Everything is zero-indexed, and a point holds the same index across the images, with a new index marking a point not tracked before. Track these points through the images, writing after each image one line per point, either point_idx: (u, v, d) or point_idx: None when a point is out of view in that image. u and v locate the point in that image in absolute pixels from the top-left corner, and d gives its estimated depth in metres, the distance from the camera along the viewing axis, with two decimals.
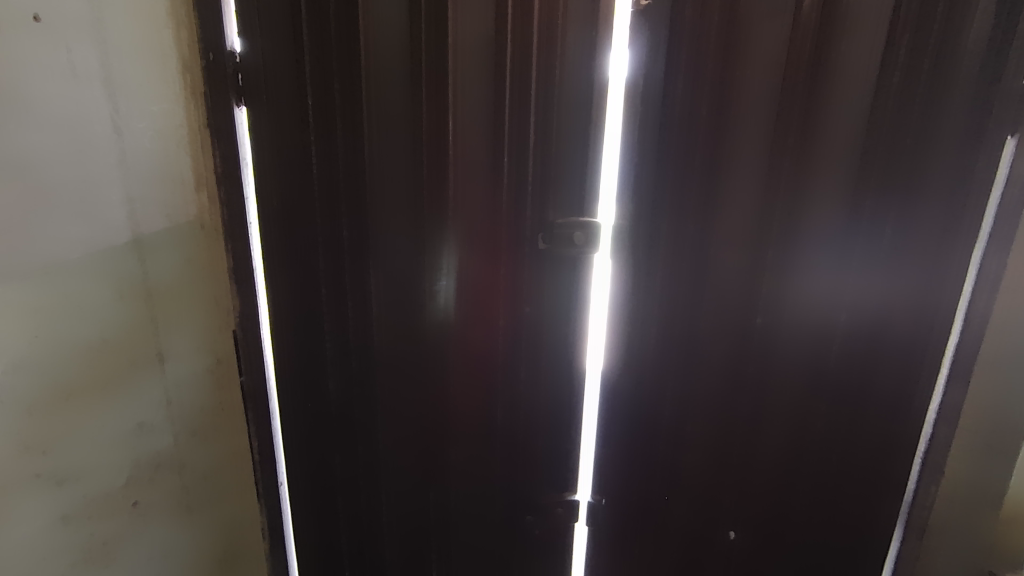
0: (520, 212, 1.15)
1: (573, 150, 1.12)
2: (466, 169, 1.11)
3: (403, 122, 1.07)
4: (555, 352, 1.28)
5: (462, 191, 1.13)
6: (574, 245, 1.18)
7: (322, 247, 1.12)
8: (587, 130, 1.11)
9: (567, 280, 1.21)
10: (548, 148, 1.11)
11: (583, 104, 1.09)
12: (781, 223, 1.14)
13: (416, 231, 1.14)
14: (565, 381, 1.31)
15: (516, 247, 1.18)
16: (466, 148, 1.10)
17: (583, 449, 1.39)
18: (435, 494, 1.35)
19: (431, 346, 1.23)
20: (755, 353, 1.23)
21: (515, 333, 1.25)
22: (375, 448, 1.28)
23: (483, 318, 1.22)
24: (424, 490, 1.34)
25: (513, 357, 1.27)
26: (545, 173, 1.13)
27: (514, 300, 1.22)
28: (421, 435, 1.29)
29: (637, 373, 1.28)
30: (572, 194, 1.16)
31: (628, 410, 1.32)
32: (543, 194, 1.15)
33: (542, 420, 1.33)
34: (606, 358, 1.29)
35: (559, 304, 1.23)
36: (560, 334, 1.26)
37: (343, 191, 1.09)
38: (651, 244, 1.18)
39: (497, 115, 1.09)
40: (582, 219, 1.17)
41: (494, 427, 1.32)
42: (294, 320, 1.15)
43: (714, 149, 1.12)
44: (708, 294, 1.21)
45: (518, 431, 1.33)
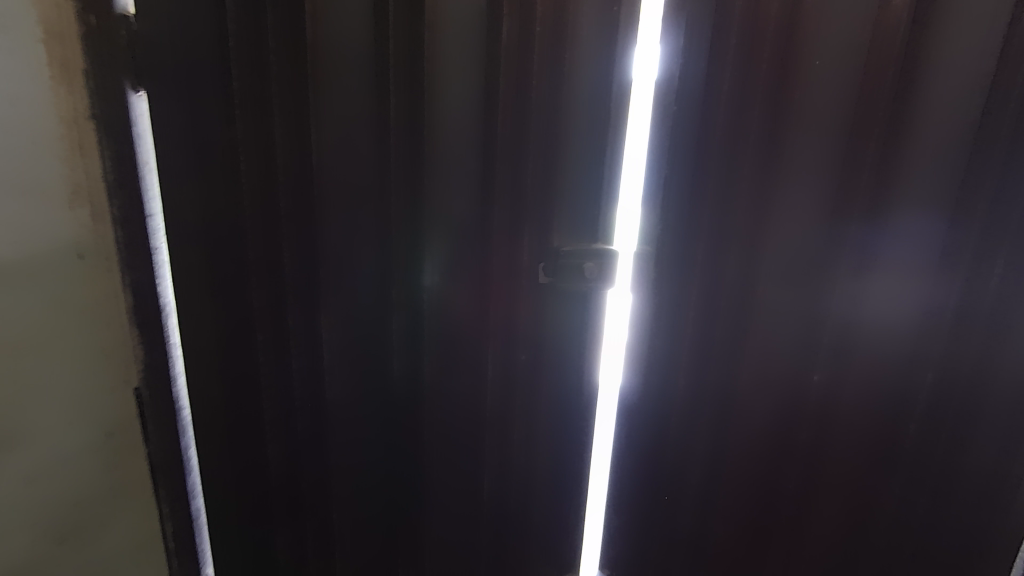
0: (516, 237, 0.90)
1: (582, 160, 0.88)
2: (445, 184, 0.86)
3: (364, 120, 0.82)
4: (556, 409, 1.02)
5: (442, 213, 0.88)
6: (583, 279, 0.92)
7: (256, 280, 0.85)
8: (602, 134, 0.86)
9: (574, 323, 0.96)
10: (553, 157, 0.87)
11: (597, 101, 0.84)
12: (849, 259, 0.88)
13: (382, 259, 0.88)
14: (568, 445, 1.05)
15: (509, 281, 0.93)
16: (445, 159, 0.85)
17: (588, 524, 1.13)
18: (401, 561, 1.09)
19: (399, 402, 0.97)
20: (805, 415, 0.98)
21: (508, 386, 1.00)
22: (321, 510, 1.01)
23: (467, 365, 0.97)
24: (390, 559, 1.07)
25: (504, 414, 1.02)
26: (547, 188, 0.89)
27: (506, 345, 0.97)
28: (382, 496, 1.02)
29: (658, 436, 1.03)
30: (580, 214, 0.91)
31: (645, 480, 1.07)
32: (545, 214, 0.90)
33: (538, 491, 1.08)
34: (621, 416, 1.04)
35: (563, 352, 0.98)
36: (561, 388, 1.01)
37: (283, 207, 0.83)
38: (680, 278, 0.93)
39: (488, 116, 0.84)
40: (595, 247, 0.91)
41: (479, 498, 1.06)
42: (221, 372, 0.89)
43: (767, 164, 0.87)
44: (749, 343, 0.96)
45: (508, 503, 1.08)
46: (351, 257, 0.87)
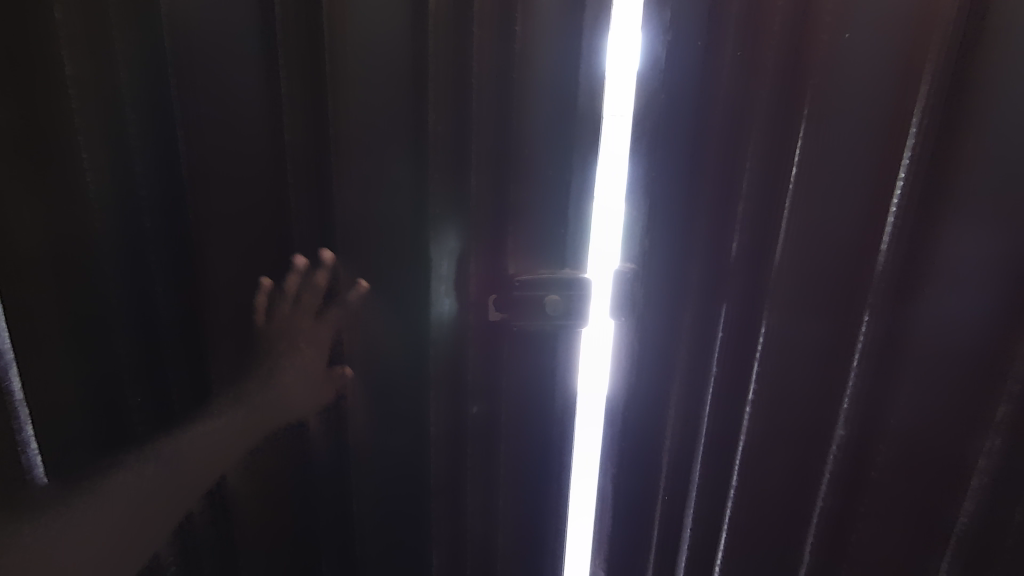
0: (462, 262, 0.71)
1: (540, 164, 0.68)
2: (362, 198, 0.67)
3: (251, 116, 0.64)
4: (519, 471, 0.83)
5: (361, 234, 0.69)
6: (547, 315, 0.72)
7: (119, 321, 0.66)
8: (565, 131, 0.67)
9: (539, 369, 0.76)
10: (502, 161, 0.68)
11: (557, 88, 0.65)
12: (879, 289, 0.70)
13: (286, 291, 0.70)
14: (535, 513, 0.86)
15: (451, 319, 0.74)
16: (359, 167, 0.66)
17: None
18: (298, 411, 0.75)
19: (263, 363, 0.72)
20: (827, 477, 0.79)
21: (459, 445, 0.80)
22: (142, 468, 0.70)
23: (402, 420, 0.78)
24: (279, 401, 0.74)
25: (453, 477, 0.82)
26: (495, 202, 0.70)
27: (451, 396, 0.77)
28: (257, 419, 0.74)
29: (644, 502, 0.84)
30: (540, 233, 0.71)
31: (628, 552, 0.88)
32: (495, 235, 0.71)
33: (501, 565, 0.89)
34: (602, 476, 0.85)
35: (528, 403, 0.78)
36: (523, 446, 0.81)
37: (149, 228, 0.65)
38: (668, 312, 0.74)
39: (414, 112, 0.65)
40: (563, 277, 0.72)
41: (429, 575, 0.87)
42: (79, 440, 0.67)
43: (778, 171, 0.67)
44: (757, 395, 0.76)
45: None
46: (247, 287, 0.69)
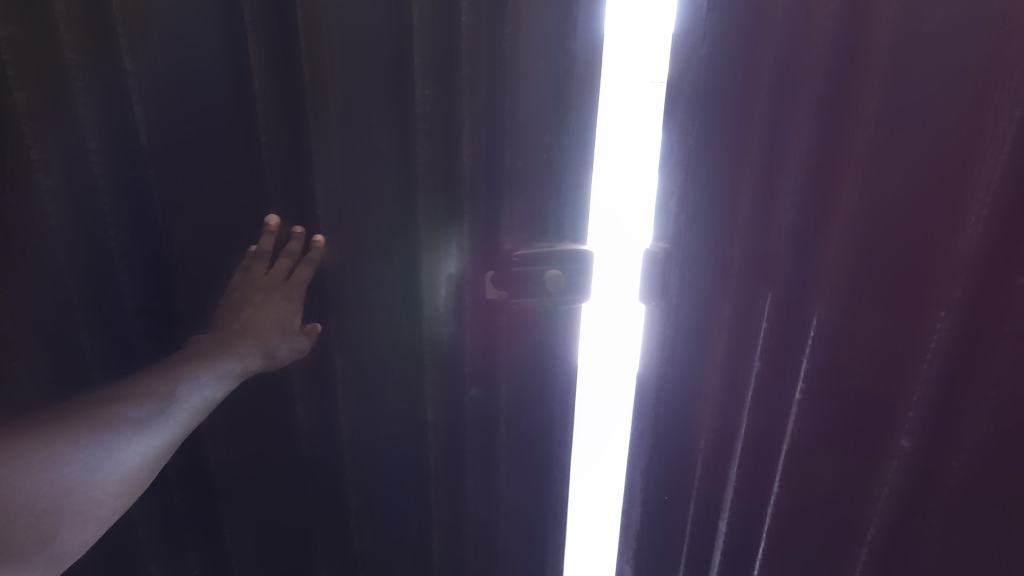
0: (455, 239, 0.67)
1: (535, 124, 0.63)
2: (343, 170, 0.61)
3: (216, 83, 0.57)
4: (518, 452, 0.80)
5: (343, 210, 0.63)
6: (549, 291, 0.68)
7: (86, 301, 0.63)
8: (561, 90, 0.62)
9: (540, 348, 0.73)
10: (495, 123, 0.62)
11: (551, 41, 0.60)
12: (964, 279, 0.59)
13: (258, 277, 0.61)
14: (537, 495, 0.83)
15: (445, 297, 0.69)
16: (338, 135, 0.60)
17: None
18: (274, 344, 0.60)
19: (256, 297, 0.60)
20: (884, 491, 0.70)
21: (456, 430, 0.77)
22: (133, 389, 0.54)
23: (394, 406, 0.73)
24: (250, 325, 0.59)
25: (450, 462, 0.79)
26: (488, 169, 0.64)
27: (447, 377, 0.73)
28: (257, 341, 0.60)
29: (673, 484, 0.83)
30: (539, 203, 0.66)
31: (655, 528, 0.86)
32: (490, 206, 0.66)
33: (502, 546, 0.87)
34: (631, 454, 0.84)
35: (527, 384, 0.75)
36: (523, 427, 0.78)
37: (106, 205, 0.60)
38: (699, 291, 0.71)
39: (395, 69, 0.59)
40: (563, 252, 0.68)
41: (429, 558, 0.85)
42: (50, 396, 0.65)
43: (822, 135, 0.61)
44: (801, 388, 0.70)
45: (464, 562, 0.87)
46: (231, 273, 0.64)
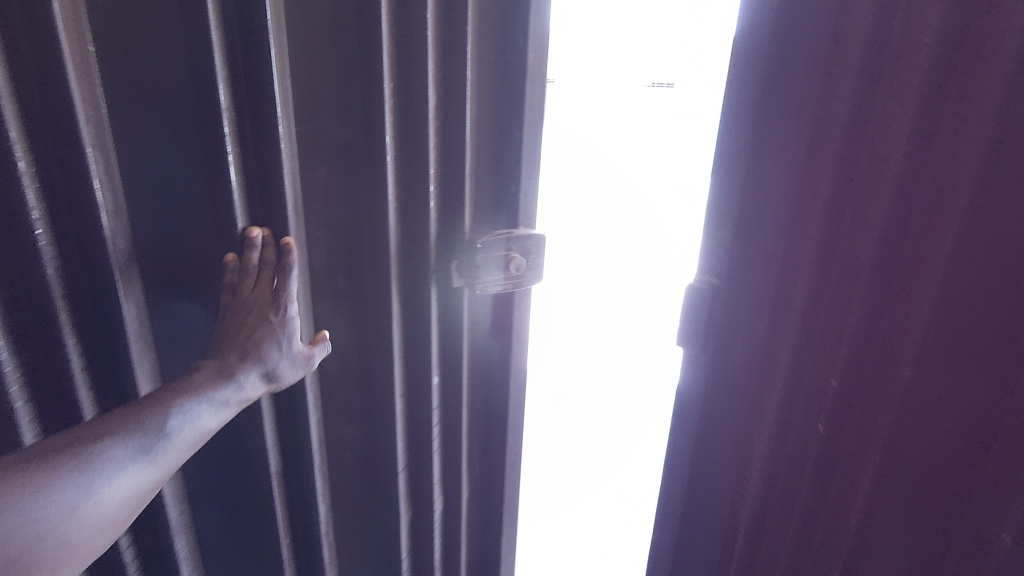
0: (416, 231, 0.67)
1: (487, 113, 0.68)
2: (306, 160, 0.61)
3: (170, 74, 0.52)
4: (474, 422, 0.85)
5: (308, 202, 0.62)
6: (509, 274, 0.72)
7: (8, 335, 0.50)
8: (515, 81, 0.66)
9: (495, 324, 0.77)
10: (455, 113, 0.64)
11: (499, 36, 0.65)
12: None
13: (251, 295, 0.56)
14: (490, 462, 0.89)
15: (409, 286, 0.71)
16: (303, 125, 0.59)
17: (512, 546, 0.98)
18: (274, 359, 0.57)
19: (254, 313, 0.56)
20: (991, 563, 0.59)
21: (417, 416, 0.78)
22: (126, 413, 0.47)
23: (357, 393, 0.75)
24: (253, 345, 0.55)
25: (412, 447, 0.81)
26: (446, 158, 0.67)
27: (408, 363, 0.75)
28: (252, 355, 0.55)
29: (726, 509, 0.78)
30: (491, 188, 0.71)
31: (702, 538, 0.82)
32: (450, 193, 0.68)
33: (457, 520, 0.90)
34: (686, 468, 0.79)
35: (480, 359, 0.80)
36: (478, 397, 0.83)
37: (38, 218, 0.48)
38: (768, 311, 0.66)
39: (357, 58, 0.59)
40: (520, 237, 0.72)
41: (390, 548, 0.85)
42: None
43: (892, 135, 0.55)
44: (882, 417, 0.63)
45: (423, 545, 0.88)
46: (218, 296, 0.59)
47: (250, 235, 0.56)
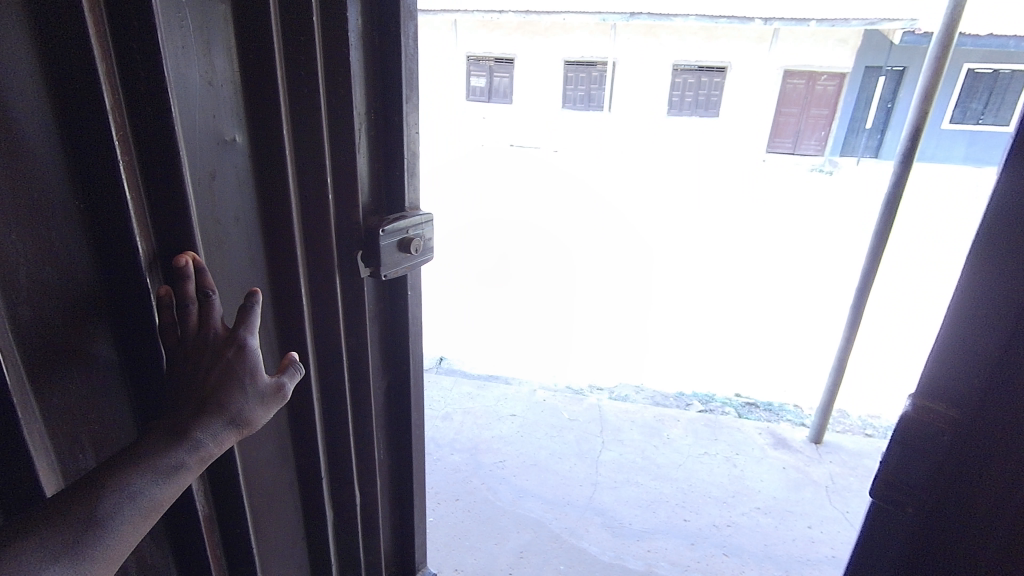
0: (312, 221, 0.66)
1: (371, 95, 0.70)
2: (198, 160, 0.55)
3: (47, 92, 0.45)
4: (380, 409, 0.86)
5: (206, 214, 0.57)
6: (409, 257, 0.74)
7: None
8: (390, 69, 0.69)
9: (387, 301, 0.80)
10: (341, 95, 0.64)
11: (371, 22, 0.68)
12: None
13: (197, 336, 0.52)
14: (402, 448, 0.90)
15: (312, 281, 0.68)
16: (189, 122, 0.53)
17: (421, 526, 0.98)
18: (239, 405, 0.53)
19: (209, 351, 0.52)
20: None
21: (331, 409, 0.75)
22: (60, 496, 0.44)
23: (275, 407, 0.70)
24: (209, 394, 0.51)
25: (330, 452, 0.78)
26: (337, 142, 0.66)
27: (320, 366, 0.73)
28: (211, 403, 0.51)
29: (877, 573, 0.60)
30: (378, 170, 0.73)
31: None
32: (344, 180, 0.67)
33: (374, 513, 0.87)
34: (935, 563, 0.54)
35: (380, 338, 0.82)
36: (381, 384, 0.84)
37: None
38: (994, 357, 0.49)
39: (237, 41, 0.56)
40: (413, 217, 0.74)
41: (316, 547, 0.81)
42: None
43: None
44: None
45: (344, 543, 0.84)
46: (149, 343, 0.53)
47: (179, 263, 0.51)
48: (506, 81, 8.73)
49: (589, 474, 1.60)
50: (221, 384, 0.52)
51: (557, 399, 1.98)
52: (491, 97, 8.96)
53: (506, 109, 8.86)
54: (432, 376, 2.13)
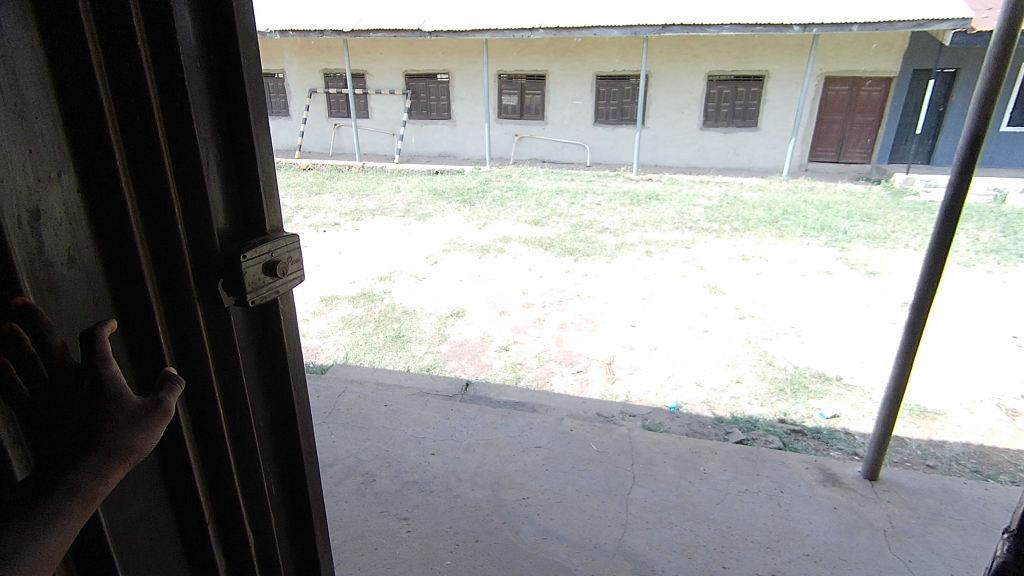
0: (146, 254, 0.55)
1: (210, 111, 0.58)
2: (11, 196, 0.46)
3: None
4: (271, 467, 0.74)
5: (30, 260, 0.47)
6: (279, 279, 0.62)
7: None
8: (236, 67, 0.58)
9: (254, 339, 0.68)
10: (178, 115, 0.54)
11: (198, 13, 0.56)
12: None
13: (51, 383, 0.45)
14: (318, 500, 0.81)
15: (168, 330, 0.57)
16: (6, 160, 0.45)
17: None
18: (127, 438, 0.46)
19: (73, 392, 0.45)
20: None
21: (207, 474, 0.64)
22: None
23: (140, 483, 0.58)
24: (88, 437, 0.45)
25: (221, 533, 0.66)
26: (179, 165, 0.55)
27: (191, 424, 0.62)
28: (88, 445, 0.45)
29: None
30: (232, 200, 0.61)
31: None
32: (195, 208, 0.57)
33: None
34: None
35: (257, 383, 0.70)
36: (267, 436, 0.72)
37: None
38: None
39: (40, 58, 0.46)
40: (278, 238, 0.63)
41: None
42: None
43: None
44: None
45: None
46: None
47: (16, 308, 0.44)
48: (538, 98, 8.77)
49: (617, 514, 1.49)
50: (99, 419, 0.46)
51: (585, 429, 1.88)
52: (523, 115, 8.96)
53: (538, 127, 8.87)
54: (455, 403, 2.07)
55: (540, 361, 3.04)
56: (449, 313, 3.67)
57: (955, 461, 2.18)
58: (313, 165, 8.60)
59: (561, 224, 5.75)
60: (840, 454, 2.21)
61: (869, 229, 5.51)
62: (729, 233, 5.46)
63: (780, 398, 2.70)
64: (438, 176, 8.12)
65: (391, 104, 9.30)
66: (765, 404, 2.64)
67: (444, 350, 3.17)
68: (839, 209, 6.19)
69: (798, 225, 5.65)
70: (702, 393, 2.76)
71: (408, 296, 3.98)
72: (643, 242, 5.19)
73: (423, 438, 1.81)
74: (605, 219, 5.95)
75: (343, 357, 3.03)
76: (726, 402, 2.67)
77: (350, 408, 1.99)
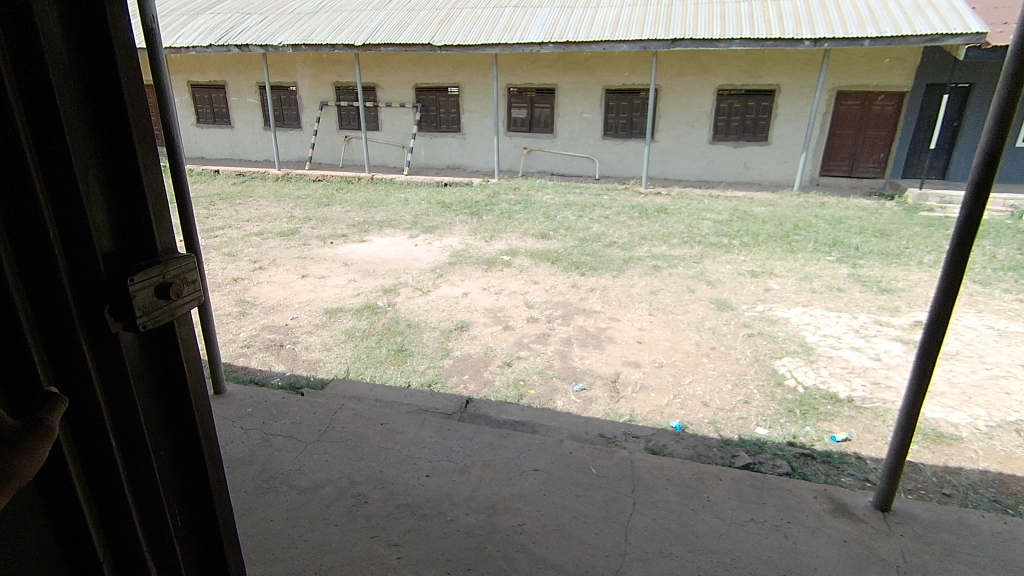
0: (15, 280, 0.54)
1: (90, 142, 0.59)
2: None
3: None
4: (176, 500, 0.72)
5: None
6: (175, 301, 0.64)
7: None
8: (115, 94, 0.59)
9: (148, 365, 0.67)
10: (50, 134, 0.54)
11: (73, 42, 0.57)
12: None
13: None
14: (230, 531, 0.80)
15: (49, 365, 0.57)
16: None
17: None
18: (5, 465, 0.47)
19: None
20: None
21: (99, 504, 0.62)
22: None
23: (18, 523, 0.56)
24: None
25: (116, 569, 0.64)
26: (57, 198, 0.56)
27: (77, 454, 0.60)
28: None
29: None
30: (117, 224, 0.62)
31: None
32: (75, 233, 0.57)
33: None
34: None
35: (155, 410, 0.68)
36: (169, 468, 0.71)
37: None
38: None
39: None
40: (169, 261, 0.63)
41: None
42: None
43: None
44: None
45: None
46: None
47: None
48: (547, 112, 8.79)
49: (616, 544, 1.43)
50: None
51: (585, 452, 1.83)
52: (532, 128, 8.98)
53: (546, 140, 8.87)
54: (453, 423, 2.02)
55: (544, 378, 2.99)
56: (453, 327, 3.63)
57: (972, 489, 2.10)
58: (323, 176, 8.65)
59: (569, 237, 5.71)
60: (851, 480, 2.14)
61: (882, 245, 5.42)
62: (738, 248, 5.39)
63: (789, 419, 2.63)
64: (446, 188, 8.13)
65: (401, 116, 9.35)
66: (774, 426, 2.57)
67: (446, 365, 3.13)
68: (851, 224, 6.11)
69: (809, 241, 5.58)
70: (708, 413, 2.69)
71: (412, 309, 3.94)
72: (651, 256, 5.14)
73: (419, 459, 1.77)
74: (613, 233, 5.90)
75: (344, 371, 2.99)
76: (733, 423, 2.59)
77: (346, 426, 1.95)
